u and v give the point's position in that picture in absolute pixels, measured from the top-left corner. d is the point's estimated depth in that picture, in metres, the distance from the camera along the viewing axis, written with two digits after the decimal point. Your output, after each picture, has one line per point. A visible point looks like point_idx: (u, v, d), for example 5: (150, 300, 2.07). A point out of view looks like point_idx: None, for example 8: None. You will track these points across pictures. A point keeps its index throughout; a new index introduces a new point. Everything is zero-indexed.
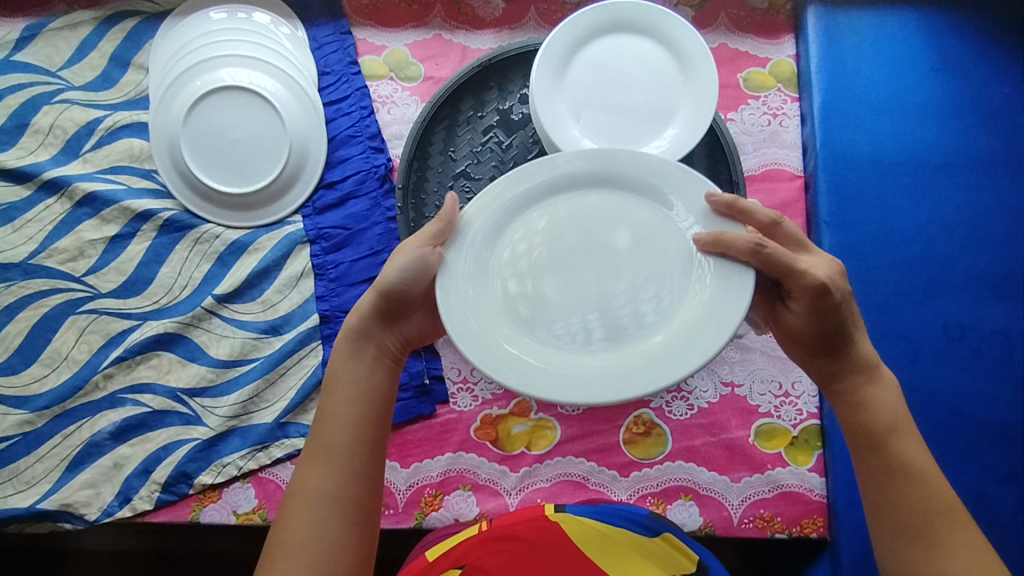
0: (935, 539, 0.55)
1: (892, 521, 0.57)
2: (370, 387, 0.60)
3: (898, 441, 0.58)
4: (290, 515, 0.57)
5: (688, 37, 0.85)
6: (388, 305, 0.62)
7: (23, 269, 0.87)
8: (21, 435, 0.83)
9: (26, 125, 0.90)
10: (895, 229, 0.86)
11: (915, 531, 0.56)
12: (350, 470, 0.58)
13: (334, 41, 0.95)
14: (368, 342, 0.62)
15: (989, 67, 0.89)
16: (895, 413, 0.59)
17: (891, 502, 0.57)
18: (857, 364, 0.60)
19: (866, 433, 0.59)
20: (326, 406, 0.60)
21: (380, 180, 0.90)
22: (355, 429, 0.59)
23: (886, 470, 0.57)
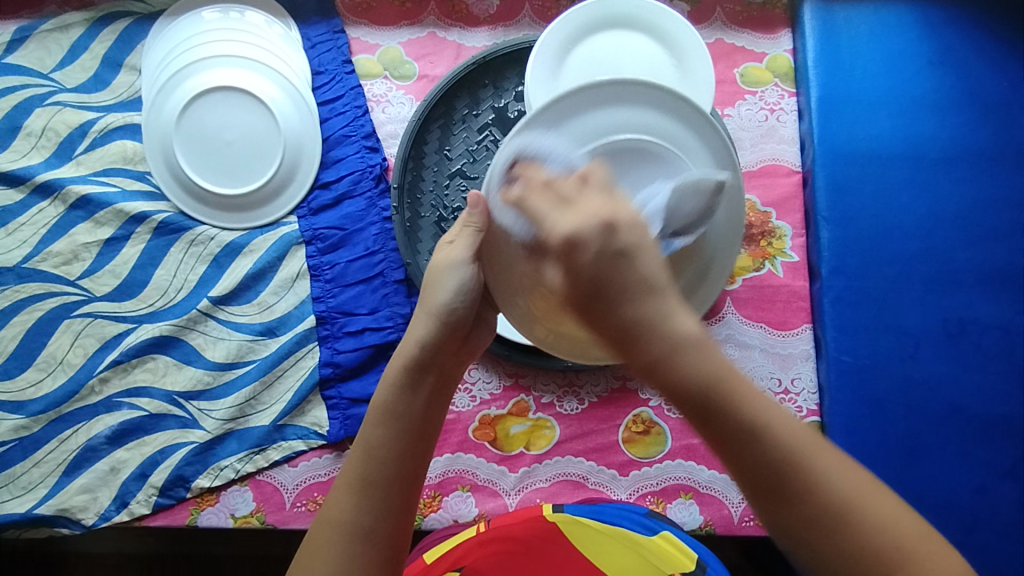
0: (789, 492, 0.42)
1: (751, 485, 0.43)
2: (422, 420, 0.55)
3: (720, 399, 0.42)
4: (319, 545, 0.52)
5: (684, 32, 0.85)
6: (449, 334, 0.57)
7: (17, 273, 0.86)
8: (17, 440, 0.82)
9: (18, 128, 0.90)
10: (893, 224, 0.85)
11: (768, 491, 0.43)
12: (390, 505, 0.53)
13: (327, 39, 0.94)
14: (423, 370, 0.56)
15: (987, 60, 0.88)
16: (715, 367, 0.43)
17: (742, 469, 0.43)
18: (648, 329, 0.42)
19: (680, 403, 0.43)
20: (373, 434, 0.54)
21: (376, 180, 0.90)
22: (400, 463, 0.53)
23: (733, 433, 0.42)
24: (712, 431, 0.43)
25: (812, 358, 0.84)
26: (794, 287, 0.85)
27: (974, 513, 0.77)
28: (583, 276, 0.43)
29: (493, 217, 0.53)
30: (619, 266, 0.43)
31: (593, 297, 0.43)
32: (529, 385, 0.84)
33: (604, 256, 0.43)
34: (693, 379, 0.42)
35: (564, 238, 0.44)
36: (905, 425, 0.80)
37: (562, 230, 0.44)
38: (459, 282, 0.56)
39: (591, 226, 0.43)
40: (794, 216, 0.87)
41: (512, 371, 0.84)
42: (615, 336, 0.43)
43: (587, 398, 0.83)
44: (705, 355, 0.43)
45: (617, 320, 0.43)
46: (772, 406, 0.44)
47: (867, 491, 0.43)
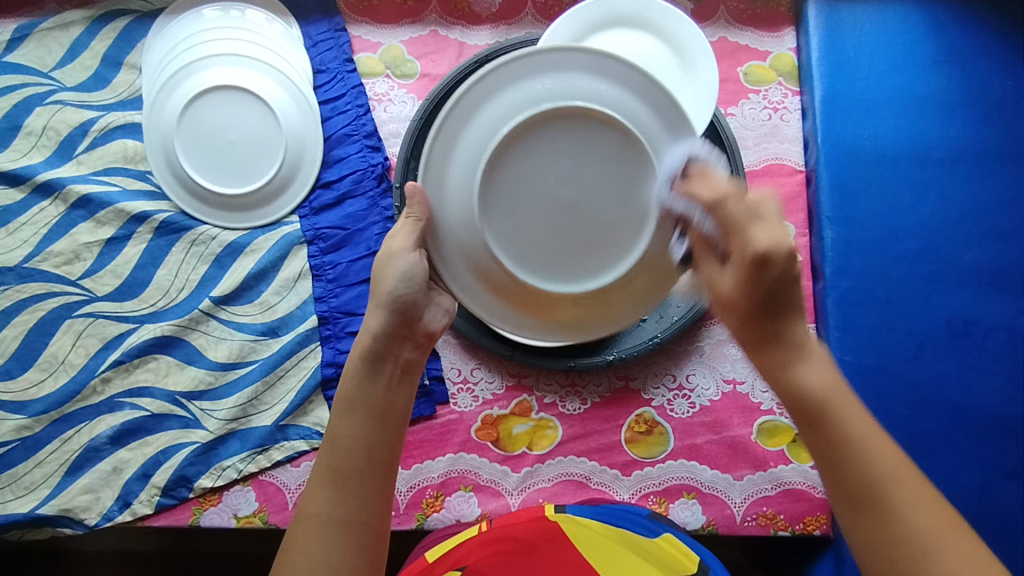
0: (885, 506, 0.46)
1: (845, 492, 0.48)
2: (384, 406, 0.56)
3: (836, 411, 0.49)
4: (297, 540, 0.52)
5: (688, 31, 0.85)
6: (399, 320, 0.57)
7: (18, 273, 0.86)
8: (19, 440, 0.82)
9: (18, 127, 0.89)
10: (897, 224, 0.85)
11: (867, 502, 0.47)
12: (363, 492, 0.53)
13: (328, 38, 0.94)
14: (381, 359, 0.57)
15: (992, 59, 0.88)
16: (829, 384, 0.50)
17: (837, 486, 0.48)
18: (789, 340, 0.52)
19: (796, 410, 0.50)
20: (338, 426, 0.55)
21: (377, 179, 0.90)
22: (368, 449, 0.54)
23: (828, 443, 0.49)
24: (819, 437, 0.49)
25: None
26: None
27: (976, 513, 0.77)
28: (762, 287, 0.50)
29: (434, 189, 0.59)
30: (776, 293, 0.51)
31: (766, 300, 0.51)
32: (531, 385, 0.84)
33: (784, 278, 0.50)
34: (810, 390, 0.50)
35: (756, 253, 0.50)
36: (908, 425, 0.80)
37: (756, 246, 0.50)
38: (407, 270, 0.57)
39: (782, 252, 0.50)
40: (797, 216, 0.87)
41: (514, 371, 0.84)
42: (757, 341, 0.53)
43: (590, 398, 0.83)
44: (825, 368, 0.51)
45: (777, 329, 0.52)
46: (886, 446, 0.48)
47: (954, 537, 0.45)
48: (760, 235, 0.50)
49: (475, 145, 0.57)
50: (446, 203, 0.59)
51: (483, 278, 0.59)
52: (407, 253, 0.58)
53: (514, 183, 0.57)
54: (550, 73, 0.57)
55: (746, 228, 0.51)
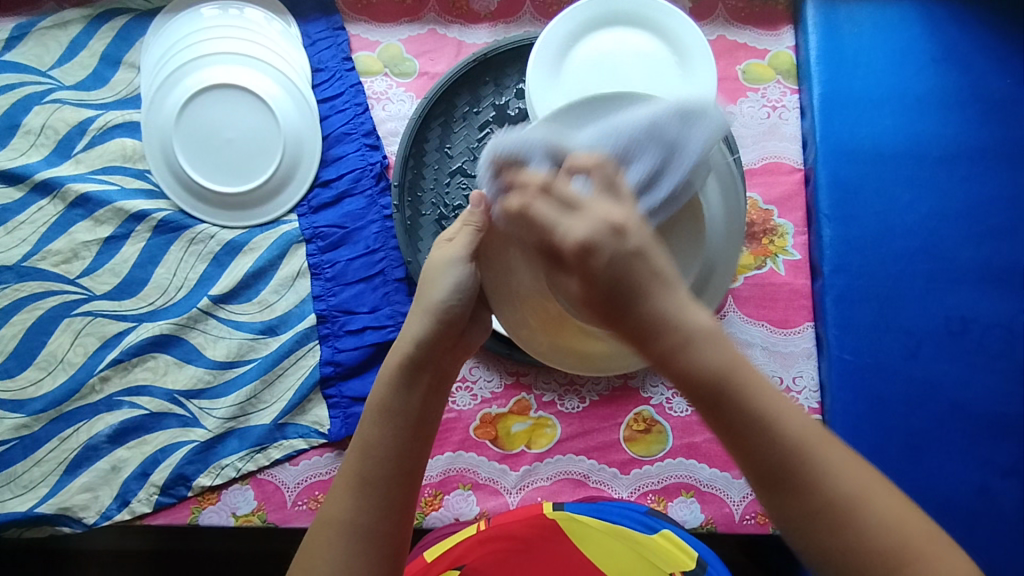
0: (795, 483, 0.42)
1: (759, 476, 0.42)
2: (418, 418, 0.54)
3: (733, 391, 0.42)
4: (319, 544, 0.51)
5: (686, 29, 0.84)
6: (444, 331, 0.54)
7: (17, 271, 0.86)
8: (17, 439, 0.82)
9: (17, 126, 0.89)
10: (895, 222, 0.85)
11: (771, 482, 0.42)
12: (389, 502, 0.52)
13: (327, 36, 0.93)
14: (419, 369, 0.54)
15: (990, 57, 0.88)
16: (720, 361, 0.42)
17: (750, 462, 0.42)
18: (666, 323, 0.42)
19: (692, 392, 0.42)
20: (370, 433, 0.53)
21: (376, 178, 0.90)
22: (399, 461, 0.53)
23: (731, 425, 0.42)
24: (721, 417, 0.42)
25: (814, 356, 0.83)
26: (795, 285, 0.85)
27: (975, 512, 0.77)
28: (597, 274, 0.41)
29: (502, 224, 0.53)
30: (632, 266, 0.41)
31: (601, 295, 0.42)
32: (530, 383, 0.84)
33: (618, 255, 0.41)
34: (704, 369, 0.42)
35: (577, 244, 0.41)
36: (907, 423, 0.79)
37: (574, 236, 0.42)
38: (461, 280, 0.54)
39: (601, 229, 0.42)
40: (796, 214, 0.87)
41: (513, 370, 0.84)
42: (633, 335, 0.42)
43: (589, 397, 0.83)
44: (713, 345, 0.42)
45: (636, 315, 0.42)
46: (790, 409, 0.43)
47: (876, 488, 0.43)
48: (576, 223, 0.42)
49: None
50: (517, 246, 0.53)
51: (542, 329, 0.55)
52: (460, 263, 0.54)
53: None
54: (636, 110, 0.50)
55: (556, 222, 0.43)
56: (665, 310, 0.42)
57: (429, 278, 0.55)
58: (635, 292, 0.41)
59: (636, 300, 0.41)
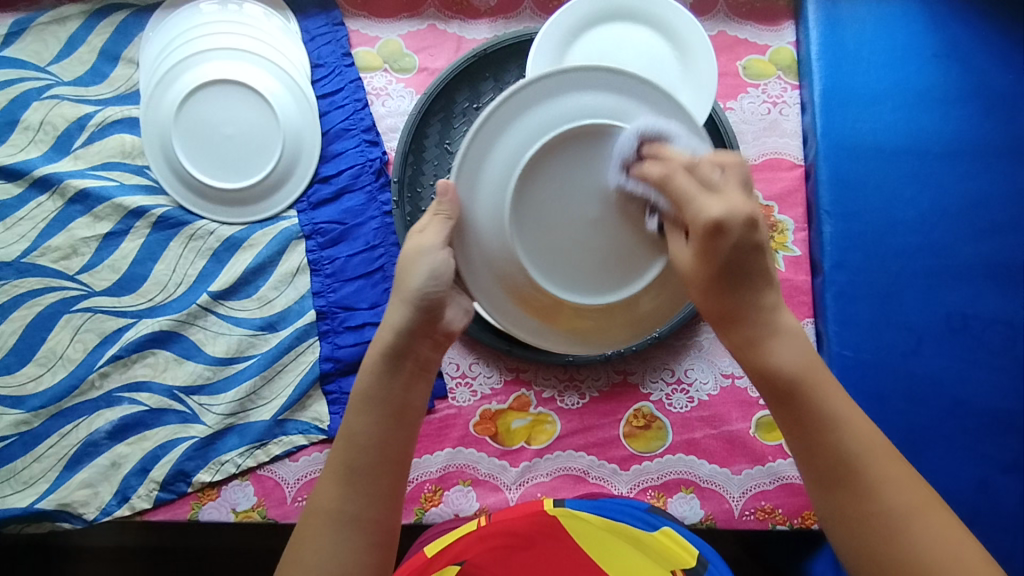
0: (857, 484, 0.49)
1: (816, 469, 0.51)
2: (401, 405, 0.55)
3: (804, 392, 0.51)
4: (310, 533, 0.52)
5: (687, 24, 0.84)
6: (422, 319, 0.55)
7: (16, 267, 0.86)
8: (17, 435, 0.82)
9: (16, 121, 0.89)
10: (896, 218, 0.85)
11: (835, 478, 0.50)
12: (375, 489, 0.53)
13: (326, 32, 0.93)
14: (401, 357, 0.55)
15: (992, 52, 0.88)
16: (802, 363, 0.52)
17: (811, 461, 0.51)
18: (753, 315, 0.52)
19: (767, 383, 0.52)
20: (354, 423, 0.54)
21: (376, 174, 0.89)
22: (383, 448, 0.54)
23: (801, 420, 0.51)
24: (789, 412, 0.52)
25: (814, 353, 0.83)
26: (796, 282, 0.85)
27: (975, 508, 0.77)
28: (713, 260, 0.51)
29: (462, 199, 0.57)
30: (738, 260, 0.51)
31: (714, 275, 0.52)
32: (530, 379, 0.84)
33: (740, 246, 0.51)
34: (781, 368, 0.52)
35: (711, 220, 0.50)
36: (907, 420, 0.79)
37: (711, 213, 0.50)
38: (437, 267, 0.55)
39: (735, 220, 0.50)
40: (796, 210, 0.87)
41: (513, 366, 0.84)
42: (726, 315, 0.53)
43: (589, 393, 0.83)
44: (801, 354, 0.52)
45: (738, 303, 0.52)
46: (862, 425, 0.51)
47: (926, 514, 0.49)
48: (715, 204, 0.51)
49: (509, 157, 0.56)
50: (476, 221, 0.57)
51: (517, 297, 0.58)
52: (439, 251, 0.55)
53: (546, 193, 0.56)
54: (579, 90, 0.56)
55: (692, 200, 0.51)
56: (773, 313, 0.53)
57: (408, 267, 0.56)
58: (739, 287, 0.52)
59: (740, 293, 0.52)
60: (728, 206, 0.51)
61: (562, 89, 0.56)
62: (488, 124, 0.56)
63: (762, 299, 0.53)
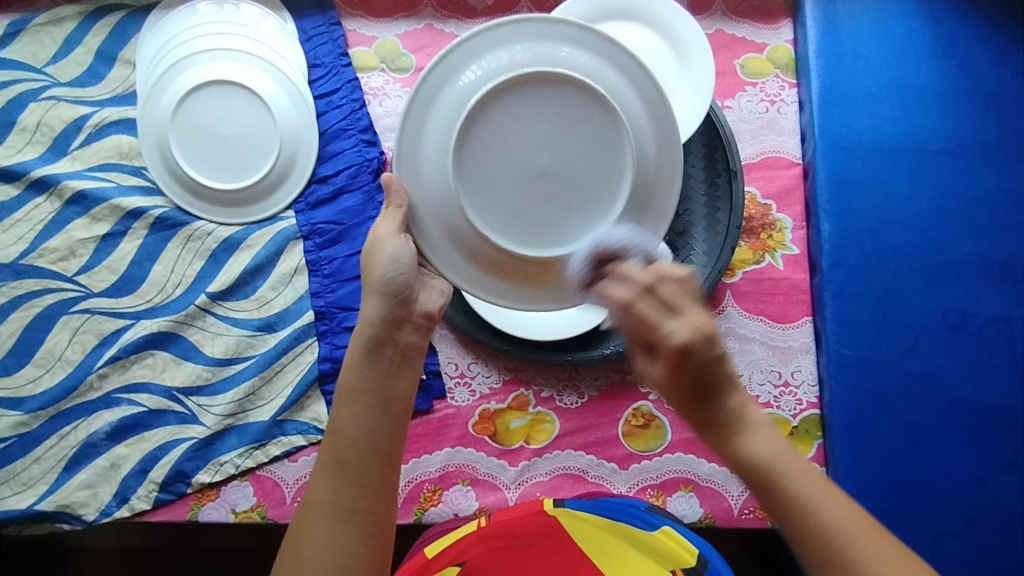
0: (837, 563, 0.44)
1: (807, 555, 0.46)
2: (386, 395, 0.55)
3: (779, 477, 0.47)
4: (305, 530, 0.52)
5: (685, 23, 0.84)
6: (394, 305, 0.57)
7: (14, 269, 0.86)
8: (16, 437, 0.82)
9: (12, 123, 0.89)
10: (894, 216, 0.85)
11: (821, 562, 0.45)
12: (369, 480, 0.53)
13: (323, 32, 0.93)
14: (380, 346, 0.56)
15: (990, 49, 0.88)
16: (776, 452, 0.48)
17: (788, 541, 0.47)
18: (724, 417, 0.49)
19: (744, 477, 0.49)
20: (341, 415, 0.55)
21: (373, 174, 0.89)
22: (371, 439, 0.54)
23: (782, 509, 0.47)
24: (768, 501, 0.48)
25: (812, 351, 0.83)
26: (794, 280, 0.85)
27: (974, 505, 0.77)
28: (689, 374, 0.48)
29: (405, 161, 0.57)
30: (707, 374, 0.48)
31: (684, 391, 0.49)
32: (528, 378, 0.84)
33: (710, 364, 0.48)
34: (753, 458, 0.48)
35: (679, 347, 0.47)
36: (905, 418, 0.80)
37: (677, 339, 0.47)
38: (397, 254, 0.56)
39: (700, 341, 0.47)
40: (795, 208, 0.87)
41: (511, 366, 0.84)
42: (699, 426, 0.50)
43: (587, 392, 0.83)
44: (771, 437, 0.49)
45: (708, 408, 0.49)
46: (836, 497, 0.46)
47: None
48: (678, 327, 0.48)
49: (447, 119, 0.56)
50: (423, 180, 0.57)
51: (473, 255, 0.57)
52: (394, 236, 0.56)
53: (489, 147, 0.56)
54: (510, 47, 0.56)
55: (660, 323, 0.49)
56: (745, 406, 0.50)
57: (370, 257, 0.57)
58: (716, 387, 0.49)
59: (711, 394, 0.49)
60: (692, 327, 0.48)
61: (514, 39, 0.56)
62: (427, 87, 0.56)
63: (733, 396, 0.50)
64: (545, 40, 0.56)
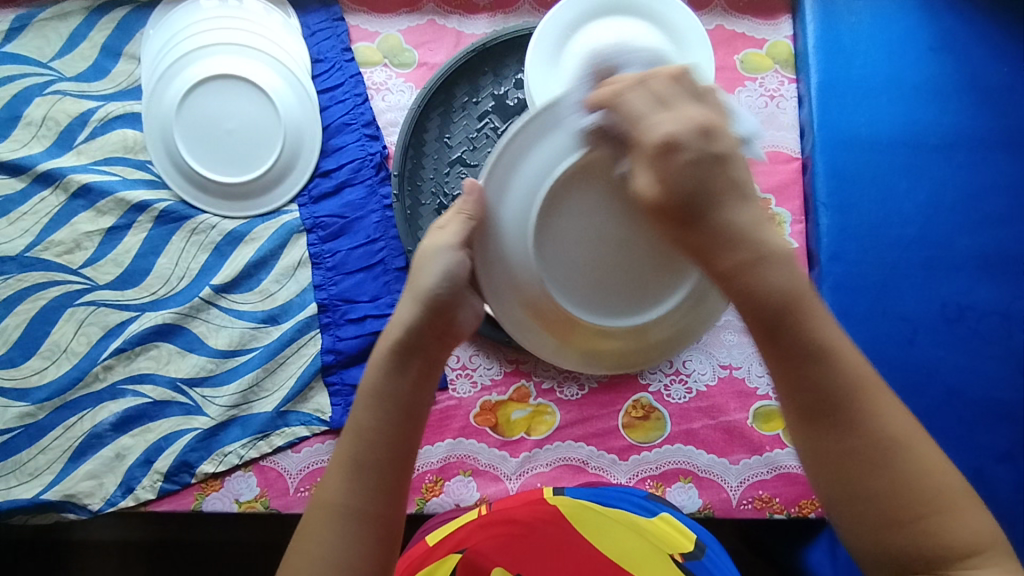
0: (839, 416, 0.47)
1: (800, 400, 0.48)
2: (410, 403, 0.54)
3: (796, 319, 0.47)
4: (313, 526, 0.52)
5: (685, 20, 0.85)
6: (431, 317, 0.54)
7: (20, 262, 0.87)
8: (22, 427, 0.83)
9: (19, 117, 0.90)
10: (892, 210, 0.85)
11: (821, 412, 0.48)
12: (381, 485, 0.52)
13: (327, 27, 0.94)
14: (410, 355, 0.54)
15: (987, 45, 0.88)
16: (792, 284, 0.48)
17: (791, 392, 0.48)
18: (734, 240, 0.47)
19: (756, 312, 0.48)
20: (363, 417, 0.54)
21: (376, 168, 0.90)
22: (391, 446, 0.53)
23: (798, 354, 0.48)
24: (780, 347, 0.48)
25: None
26: None
27: None
28: (684, 182, 0.47)
29: (489, 197, 0.55)
30: (708, 177, 0.48)
31: (680, 207, 0.48)
32: (529, 370, 0.85)
33: (702, 159, 0.48)
34: (772, 292, 0.47)
35: (663, 137, 0.48)
36: None
37: (663, 129, 0.48)
38: (450, 267, 0.55)
39: (688, 132, 0.48)
40: (794, 203, 0.87)
41: (513, 357, 0.85)
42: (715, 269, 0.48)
43: (588, 384, 0.84)
44: (791, 277, 0.48)
45: (718, 227, 0.48)
46: (855, 357, 0.48)
47: (912, 436, 0.48)
48: (647, 168, 0.49)
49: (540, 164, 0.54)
50: (502, 221, 0.55)
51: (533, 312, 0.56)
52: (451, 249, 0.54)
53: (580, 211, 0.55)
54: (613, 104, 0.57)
55: (636, 122, 0.49)
56: (757, 232, 0.48)
57: (420, 266, 0.55)
58: (717, 205, 0.48)
59: (717, 213, 0.48)
60: (683, 124, 0.48)
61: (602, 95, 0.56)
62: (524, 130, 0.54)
63: (735, 213, 0.48)
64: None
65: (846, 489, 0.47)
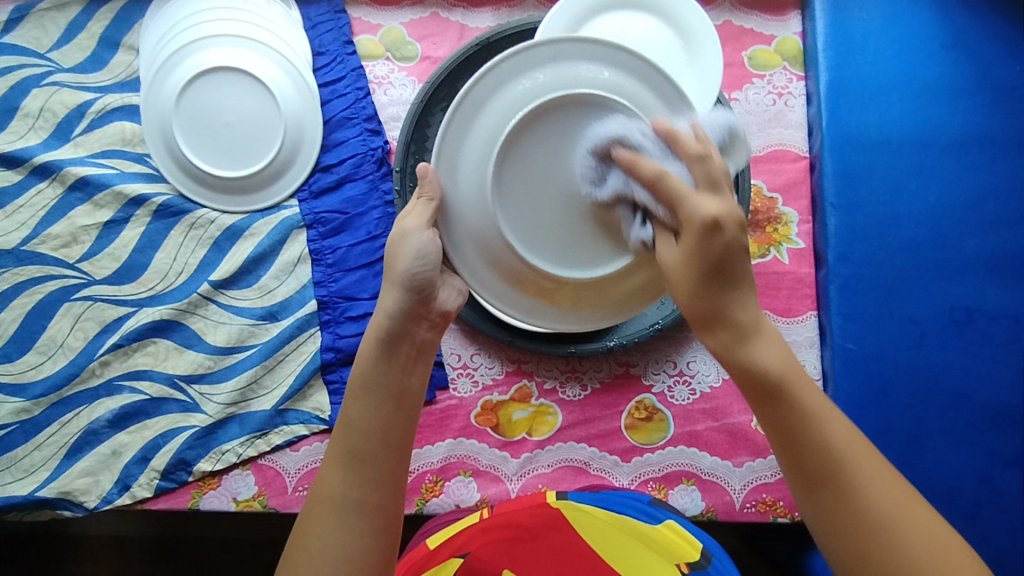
0: (840, 485, 0.47)
1: (802, 472, 0.48)
2: (400, 389, 0.55)
3: (790, 390, 0.49)
4: (312, 522, 0.51)
5: (692, 14, 0.83)
6: (416, 298, 0.57)
7: (15, 255, 0.85)
8: (18, 423, 0.82)
9: (15, 108, 0.88)
10: (902, 210, 0.84)
11: (821, 481, 0.47)
12: (379, 475, 0.52)
13: (329, 19, 0.92)
14: (397, 340, 0.56)
15: (1000, 43, 0.87)
16: (783, 364, 0.50)
17: (791, 458, 0.48)
18: (734, 322, 0.51)
19: (751, 387, 0.50)
20: (353, 408, 0.54)
21: (378, 163, 0.89)
22: (384, 433, 0.53)
23: (797, 431, 0.48)
24: (776, 412, 0.49)
25: (817, 345, 0.83)
26: (799, 274, 0.84)
27: (977, 502, 0.77)
28: (710, 254, 0.50)
29: (443, 183, 0.62)
30: (731, 261, 0.51)
31: (705, 274, 0.51)
32: (531, 370, 0.84)
33: (733, 246, 0.51)
34: (764, 366, 0.50)
35: (710, 217, 0.50)
36: (909, 413, 0.79)
37: (706, 210, 0.51)
38: (423, 248, 0.58)
39: (730, 217, 0.51)
40: (801, 202, 0.86)
41: (514, 357, 0.84)
42: (707, 316, 0.52)
43: (590, 384, 0.83)
44: (783, 357, 0.51)
45: (721, 303, 0.51)
46: (840, 419, 0.49)
47: (907, 509, 0.46)
48: (709, 201, 0.51)
49: (488, 133, 0.60)
50: (458, 200, 0.61)
51: (502, 273, 0.62)
52: (423, 231, 0.58)
53: (526, 166, 0.59)
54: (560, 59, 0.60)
55: (685, 195, 0.52)
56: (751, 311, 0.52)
57: (395, 251, 0.58)
58: (730, 281, 0.51)
59: (728, 291, 0.51)
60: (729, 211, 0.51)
61: (540, 66, 0.60)
62: (468, 101, 0.61)
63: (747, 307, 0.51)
64: (568, 62, 0.60)
65: (854, 561, 0.46)
